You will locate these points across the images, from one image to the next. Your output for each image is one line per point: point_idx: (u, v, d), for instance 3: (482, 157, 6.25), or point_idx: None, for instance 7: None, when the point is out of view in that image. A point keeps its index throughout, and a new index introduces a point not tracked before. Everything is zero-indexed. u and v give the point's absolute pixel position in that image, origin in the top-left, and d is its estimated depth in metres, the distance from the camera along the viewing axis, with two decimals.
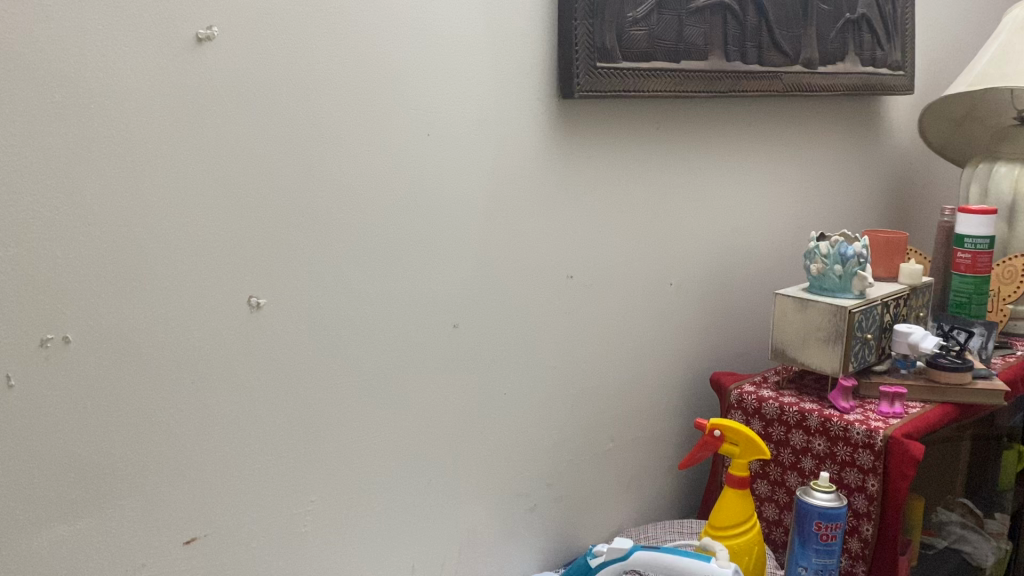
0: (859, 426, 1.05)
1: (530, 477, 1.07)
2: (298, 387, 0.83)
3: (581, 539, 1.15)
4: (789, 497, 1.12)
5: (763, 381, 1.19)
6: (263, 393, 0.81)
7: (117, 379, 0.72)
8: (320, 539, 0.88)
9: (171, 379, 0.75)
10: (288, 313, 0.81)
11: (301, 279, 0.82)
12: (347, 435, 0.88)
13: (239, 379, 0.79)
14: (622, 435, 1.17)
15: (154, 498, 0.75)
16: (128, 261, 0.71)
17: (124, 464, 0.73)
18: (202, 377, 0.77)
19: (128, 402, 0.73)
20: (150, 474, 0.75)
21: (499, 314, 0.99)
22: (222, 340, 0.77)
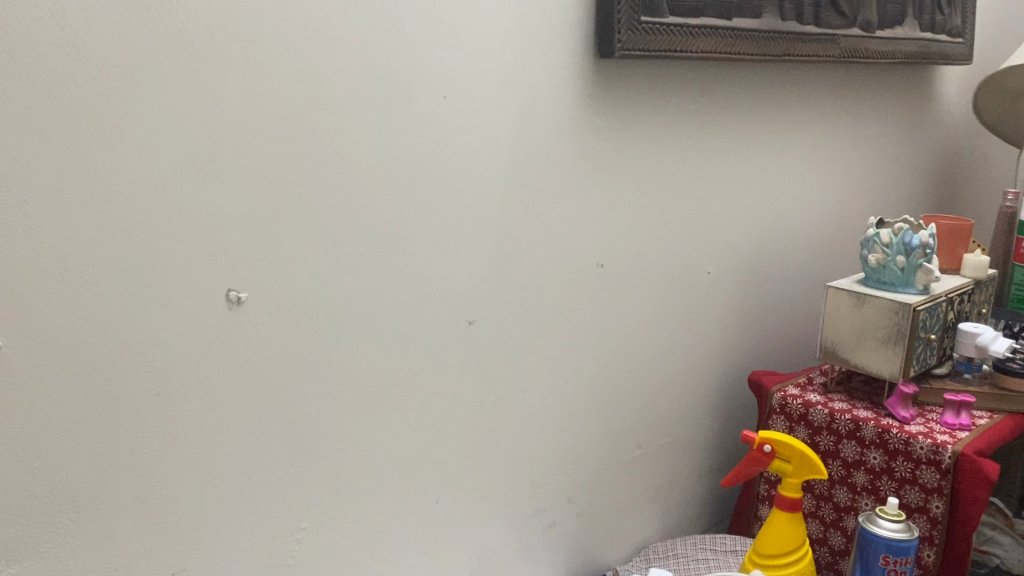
0: (923, 439, 0.92)
1: (550, 491, 0.95)
2: (288, 394, 0.70)
3: (602, 556, 1.03)
4: (837, 515, 1.00)
5: (808, 383, 1.07)
6: (245, 404, 0.68)
7: (61, 393, 0.59)
8: (314, 571, 0.75)
9: (131, 390, 0.62)
10: (275, 308, 0.68)
11: (292, 266, 0.69)
12: (344, 450, 0.75)
13: (216, 388, 0.66)
14: (650, 441, 1.05)
15: (111, 531, 0.63)
16: (69, 250, 0.58)
17: (73, 492, 0.61)
18: (171, 388, 0.64)
19: (77, 417, 0.60)
20: (106, 506, 0.62)
21: (519, 308, 0.86)
22: (195, 342, 0.65)
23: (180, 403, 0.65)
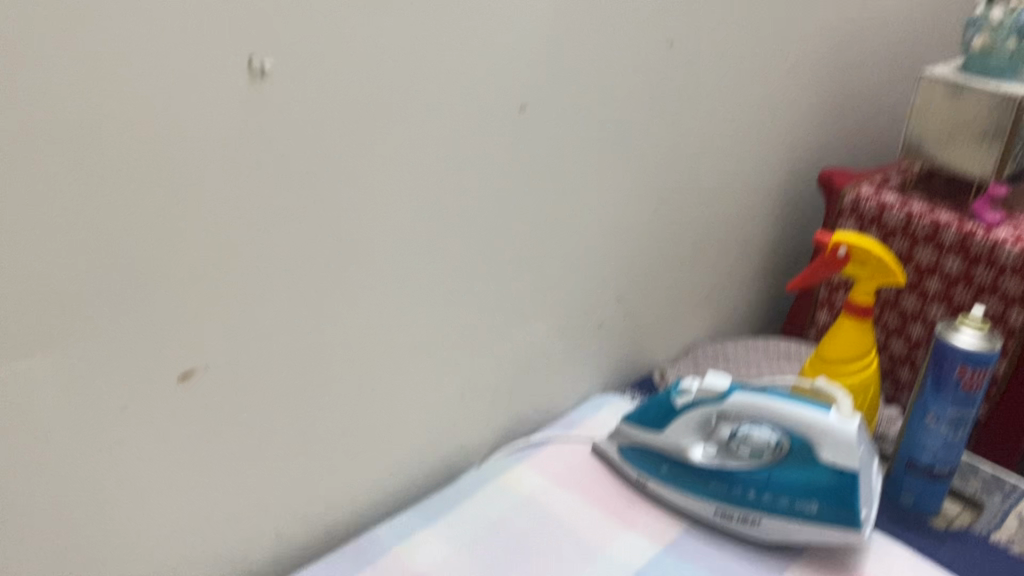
0: (1011, 244, 0.84)
1: (600, 289, 0.90)
2: (333, 192, 0.62)
3: (646, 356, 1.00)
4: (901, 323, 0.95)
5: (883, 182, 0.98)
6: (290, 202, 0.59)
7: (76, 194, 0.48)
8: (359, 375, 0.71)
9: (162, 189, 0.52)
10: (320, 90, 0.58)
11: (327, 35, 0.56)
12: (395, 251, 0.68)
13: (258, 185, 0.57)
14: (707, 241, 0.99)
15: (148, 349, 0.55)
16: (40, 11, 0.44)
17: (101, 307, 0.52)
18: (195, 186, 0.53)
19: (98, 222, 0.50)
20: (138, 324, 0.54)
21: (580, 90, 0.77)
22: (219, 131, 0.53)
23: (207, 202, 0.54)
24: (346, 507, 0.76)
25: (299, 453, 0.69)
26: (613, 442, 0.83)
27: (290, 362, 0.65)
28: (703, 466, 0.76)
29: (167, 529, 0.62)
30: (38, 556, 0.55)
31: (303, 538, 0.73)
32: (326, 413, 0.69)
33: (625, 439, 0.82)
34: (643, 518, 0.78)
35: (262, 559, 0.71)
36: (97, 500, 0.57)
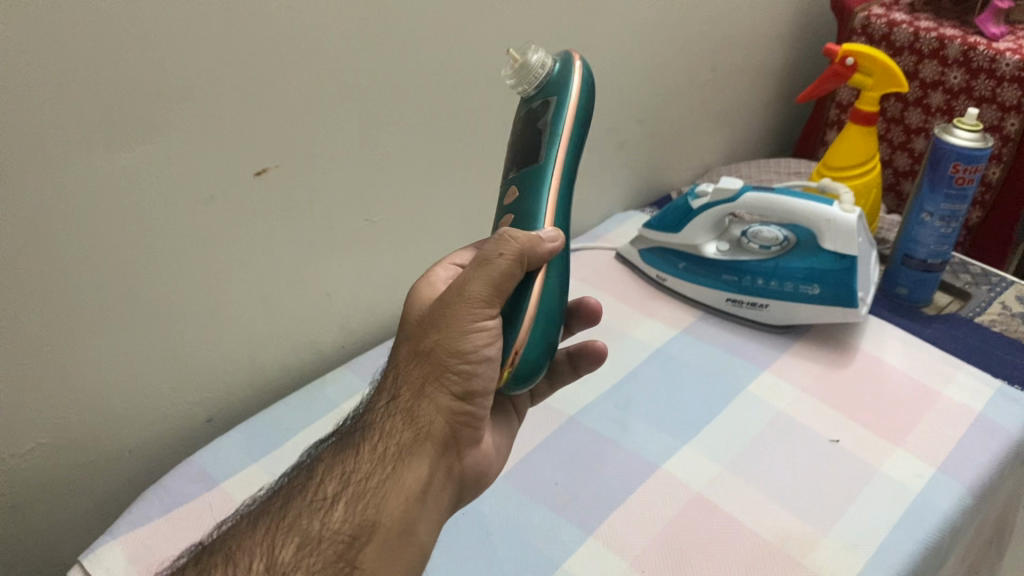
0: (1010, 55, 0.89)
1: (624, 111, 0.96)
2: (372, 24, 0.69)
3: (668, 176, 1.08)
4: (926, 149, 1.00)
5: (894, 4, 1.04)
6: (332, 33, 0.67)
7: (144, 35, 0.56)
8: (399, 184, 0.79)
9: (221, 27, 0.60)
10: None
11: None
12: (430, 72, 0.75)
13: (301, 19, 0.64)
14: (724, 63, 1.04)
15: (213, 163, 0.65)
16: None
17: (181, 128, 0.61)
18: (250, 27, 0.62)
19: (171, 60, 0.59)
20: (205, 142, 0.63)
21: None
22: None
23: None
24: (395, 295, 0.86)
25: (356, 249, 0.79)
26: (635, 247, 0.92)
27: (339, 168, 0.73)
28: (715, 260, 0.86)
29: (248, 295, 0.73)
30: (132, 324, 0.66)
31: (357, 322, 0.85)
32: (372, 214, 0.79)
33: (647, 245, 0.91)
34: (661, 309, 0.87)
35: (326, 335, 0.82)
36: (176, 280, 0.67)
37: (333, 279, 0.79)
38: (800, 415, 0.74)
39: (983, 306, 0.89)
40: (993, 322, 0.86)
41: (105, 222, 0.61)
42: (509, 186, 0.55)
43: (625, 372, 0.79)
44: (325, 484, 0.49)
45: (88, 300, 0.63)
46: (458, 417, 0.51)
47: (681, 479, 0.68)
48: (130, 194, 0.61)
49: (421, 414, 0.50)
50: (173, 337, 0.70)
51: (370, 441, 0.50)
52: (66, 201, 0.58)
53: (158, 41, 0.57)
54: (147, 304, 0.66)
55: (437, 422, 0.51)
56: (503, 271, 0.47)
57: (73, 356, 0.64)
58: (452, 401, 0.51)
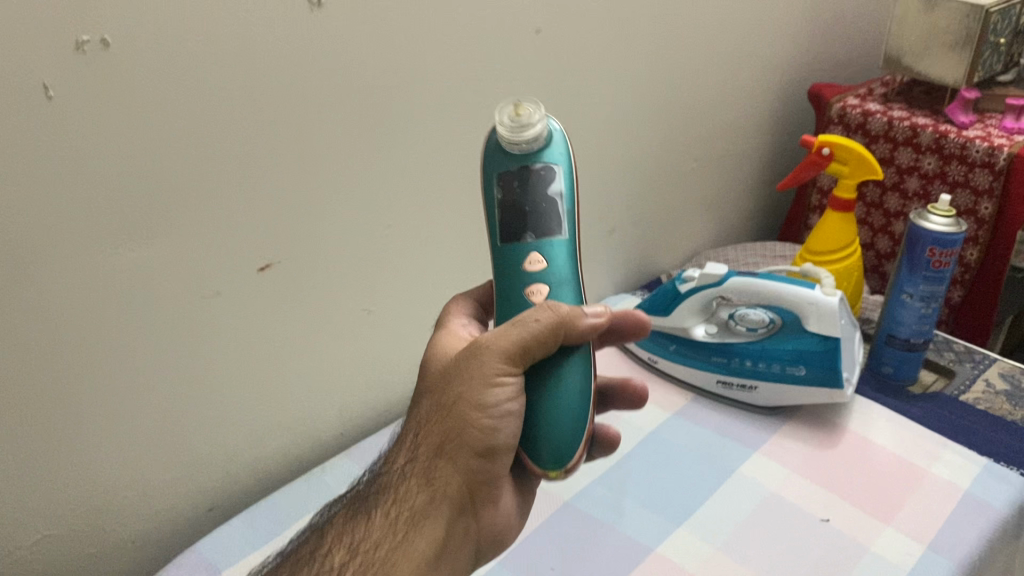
0: (979, 142, 0.94)
1: (613, 199, 1.00)
2: (370, 125, 0.73)
3: (658, 260, 1.11)
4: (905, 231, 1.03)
5: (868, 94, 1.09)
6: (332, 135, 0.71)
7: (152, 140, 0.61)
8: (396, 273, 0.82)
9: (227, 132, 0.64)
10: (352, 42, 0.68)
11: (358, 14, 0.68)
12: (425, 168, 0.79)
13: (303, 124, 0.68)
14: (707, 152, 1.09)
15: (217, 258, 0.68)
16: (124, 21, 0.56)
17: (186, 225, 0.65)
18: (253, 131, 0.66)
19: (178, 162, 0.62)
20: (210, 238, 0.67)
21: (585, 33, 0.86)
22: (265, 85, 0.65)
23: (265, 97, 0.65)
24: (394, 382, 0.88)
25: (356, 337, 0.82)
26: None
27: (340, 261, 0.76)
28: (704, 342, 0.88)
29: (249, 385, 0.75)
30: (137, 413, 0.69)
31: (357, 409, 0.86)
32: (371, 304, 0.81)
33: None
34: (653, 392, 0.89)
35: (325, 423, 0.84)
36: (180, 370, 0.70)
37: (332, 368, 0.81)
38: (791, 495, 0.75)
39: (967, 383, 0.91)
40: (978, 400, 0.88)
41: (112, 316, 0.64)
42: (527, 253, 0.52)
43: (618, 455, 0.81)
44: (335, 549, 0.52)
45: (95, 391, 0.65)
46: (476, 474, 0.52)
47: (675, 560, 0.69)
48: (137, 290, 0.64)
49: (438, 475, 0.52)
50: (175, 426, 0.72)
51: (384, 504, 0.53)
52: (76, 299, 0.61)
53: (165, 148, 0.61)
54: (151, 394, 0.69)
55: (454, 481, 0.52)
56: (535, 334, 0.48)
57: (77, 445, 0.66)
58: (471, 460, 0.51)
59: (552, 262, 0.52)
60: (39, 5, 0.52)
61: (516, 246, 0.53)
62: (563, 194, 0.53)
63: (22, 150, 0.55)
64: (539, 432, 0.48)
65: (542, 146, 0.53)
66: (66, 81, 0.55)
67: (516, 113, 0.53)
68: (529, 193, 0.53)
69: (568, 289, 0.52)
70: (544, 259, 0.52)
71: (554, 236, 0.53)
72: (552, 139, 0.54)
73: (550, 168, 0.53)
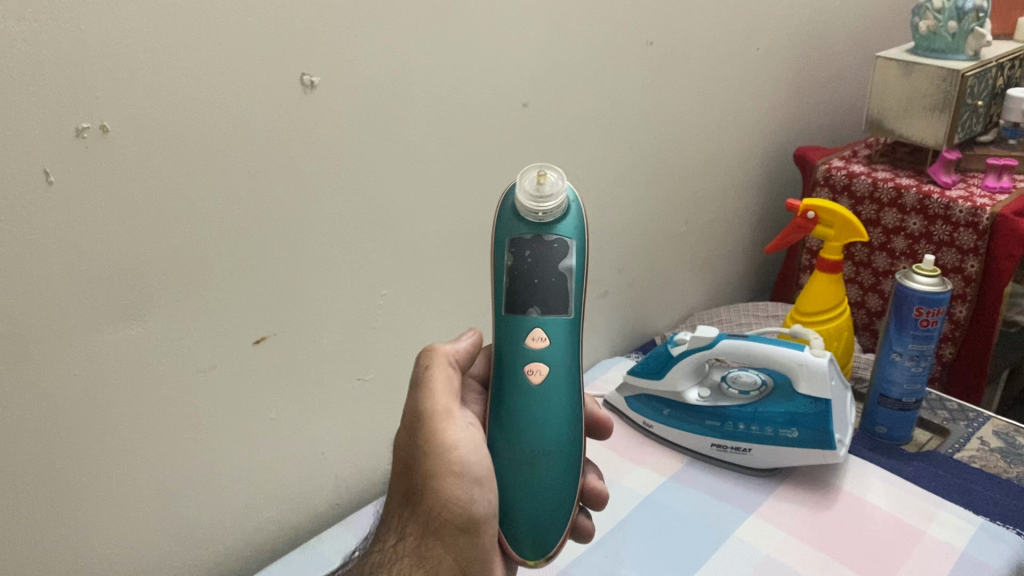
0: (963, 202, 0.96)
1: (605, 263, 1.01)
2: (361, 200, 0.75)
3: (653, 322, 1.12)
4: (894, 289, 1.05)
5: (852, 156, 1.11)
6: (325, 209, 0.72)
7: (148, 219, 0.62)
8: (389, 342, 0.83)
9: (221, 210, 0.66)
10: (343, 122, 0.71)
11: (348, 94, 0.70)
12: (416, 239, 0.81)
13: (295, 200, 0.70)
14: (696, 215, 1.11)
15: (211, 332, 0.69)
16: (121, 108, 0.58)
17: (181, 300, 0.66)
18: (247, 208, 0.67)
19: (173, 241, 0.64)
20: (204, 313, 0.68)
21: (571, 104, 0.89)
22: (258, 165, 0.67)
23: (259, 177, 0.67)
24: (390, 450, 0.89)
25: (349, 406, 0.82)
26: (620, 394, 0.95)
27: (333, 332, 0.78)
28: (698, 405, 0.88)
29: (245, 457, 0.76)
30: (131, 487, 0.69)
31: (353, 477, 0.86)
32: (365, 373, 0.82)
33: (631, 391, 0.94)
34: (648, 455, 0.90)
35: (321, 494, 0.84)
36: (175, 443, 0.70)
37: (327, 438, 0.82)
38: (787, 558, 0.75)
39: (962, 441, 0.91)
40: (973, 458, 0.88)
41: (106, 392, 0.65)
42: (530, 329, 0.54)
43: (614, 521, 0.81)
44: None
45: (90, 467, 0.66)
46: (466, 553, 0.52)
47: None
48: (131, 366, 0.65)
49: (430, 556, 0.53)
50: (170, 499, 0.72)
51: None
52: (70, 375, 0.62)
53: (160, 227, 0.63)
54: (146, 469, 0.69)
55: (446, 560, 0.53)
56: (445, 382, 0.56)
57: (70, 519, 0.66)
58: (458, 536, 0.52)
59: (554, 339, 0.53)
60: (39, 97, 0.55)
61: (520, 319, 0.54)
62: (574, 270, 0.55)
63: (20, 232, 0.56)
64: (518, 509, 0.50)
65: (557, 219, 0.55)
66: (64, 166, 0.57)
67: (539, 180, 0.55)
68: (541, 265, 0.54)
69: (568, 366, 0.54)
70: (548, 337, 0.53)
71: (559, 313, 0.54)
72: (569, 212, 0.56)
73: (564, 243, 0.55)
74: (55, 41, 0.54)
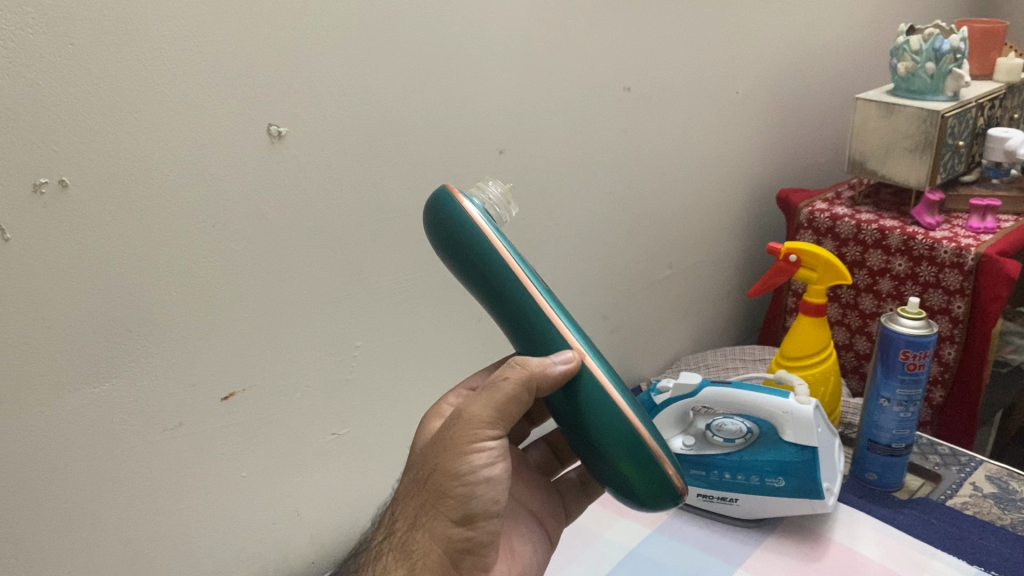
0: (947, 243, 0.95)
1: (587, 309, 1.00)
2: (334, 252, 0.74)
3: (639, 368, 1.11)
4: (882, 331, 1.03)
5: (835, 198, 1.11)
6: (295, 262, 0.71)
7: (107, 276, 0.61)
8: (365, 394, 0.81)
9: (186, 264, 0.64)
10: (312, 172, 0.70)
11: (319, 145, 0.69)
12: (392, 289, 0.80)
13: (264, 252, 0.69)
14: (680, 259, 1.10)
15: (176, 389, 0.67)
16: (78, 163, 0.57)
17: (145, 356, 0.65)
18: (213, 262, 0.66)
19: (134, 296, 0.62)
20: (167, 369, 0.66)
21: (548, 151, 0.88)
22: (223, 217, 0.65)
23: (226, 231, 0.66)
24: (368, 505, 0.86)
25: (324, 461, 0.80)
26: None
27: (306, 385, 0.76)
28: (684, 455, 0.85)
29: (216, 518, 0.74)
30: (92, 550, 0.67)
31: (328, 534, 0.84)
32: (340, 426, 0.80)
33: None
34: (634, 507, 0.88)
35: (297, 554, 0.82)
36: (138, 505, 0.68)
37: (301, 496, 0.80)
38: None
39: (953, 488, 0.89)
40: (966, 505, 0.86)
41: (65, 454, 0.62)
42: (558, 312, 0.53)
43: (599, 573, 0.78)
44: None
45: (48, 531, 0.64)
46: (458, 546, 0.51)
47: None
48: (92, 425, 0.63)
49: (417, 547, 0.51)
50: (135, 562, 0.70)
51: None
52: (25, 436, 0.60)
53: (122, 282, 0.62)
54: (111, 532, 0.67)
55: (435, 553, 0.51)
56: (508, 398, 0.49)
57: None
58: (449, 529, 0.50)
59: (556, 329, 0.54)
60: None
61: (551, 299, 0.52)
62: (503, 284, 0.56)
63: None
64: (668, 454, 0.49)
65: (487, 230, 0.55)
66: (22, 223, 0.56)
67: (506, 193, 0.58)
68: None
69: None
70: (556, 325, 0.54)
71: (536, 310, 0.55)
72: None
73: None
74: (13, 97, 0.53)
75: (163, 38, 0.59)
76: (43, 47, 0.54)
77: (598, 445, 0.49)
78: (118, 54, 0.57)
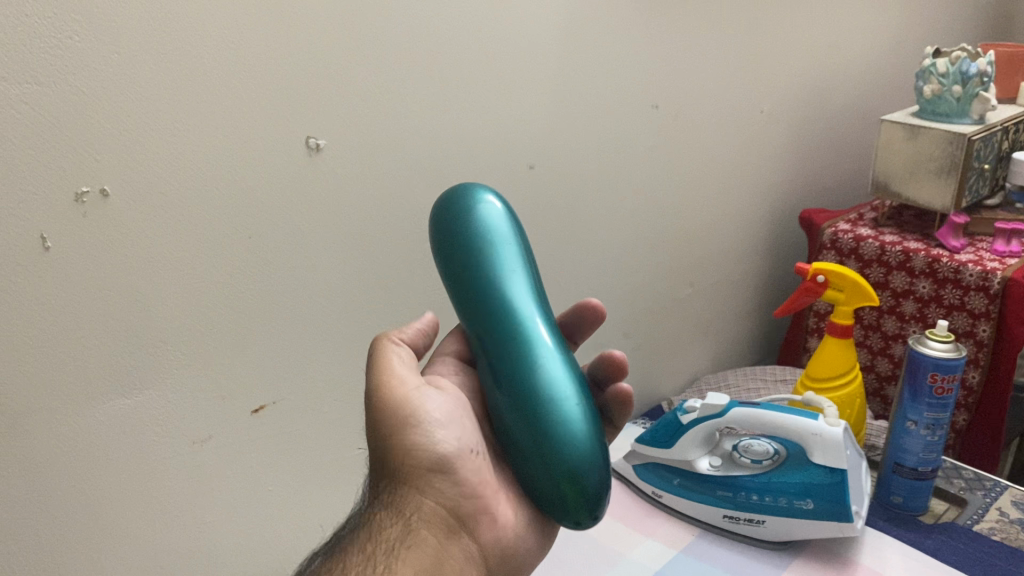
0: (973, 266, 0.95)
1: (611, 326, 0.99)
2: (366, 266, 0.73)
3: (659, 386, 1.10)
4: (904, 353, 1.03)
5: (858, 219, 1.11)
6: (327, 275, 0.71)
7: (144, 285, 0.60)
8: None
9: (221, 276, 0.64)
10: (347, 186, 0.69)
11: (356, 159, 0.69)
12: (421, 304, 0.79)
13: (298, 265, 0.68)
14: (702, 277, 1.09)
15: (207, 400, 0.66)
16: (120, 172, 0.57)
17: (178, 368, 0.64)
18: (248, 274, 0.66)
19: (169, 306, 0.62)
20: (200, 381, 0.66)
21: (576, 168, 0.88)
22: (259, 229, 0.65)
23: (261, 244, 0.65)
24: None
25: (348, 475, 0.80)
26: (629, 463, 0.92)
27: (334, 400, 0.75)
28: (710, 475, 0.86)
29: (241, 532, 0.73)
30: (118, 562, 0.66)
31: None
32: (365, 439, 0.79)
33: (640, 459, 0.91)
34: (658, 526, 0.87)
35: None
36: (166, 518, 0.67)
37: (325, 510, 0.79)
38: None
39: (980, 512, 0.89)
40: (993, 530, 0.86)
41: (95, 465, 0.62)
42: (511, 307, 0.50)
43: None
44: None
45: (74, 543, 0.63)
46: (448, 495, 0.48)
47: None
48: (123, 436, 0.63)
49: (406, 502, 0.48)
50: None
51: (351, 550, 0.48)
52: (58, 446, 0.59)
53: (158, 294, 0.61)
54: (138, 544, 0.67)
55: (426, 505, 0.48)
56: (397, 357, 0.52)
57: None
58: (432, 478, 0.48)
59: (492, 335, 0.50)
60: (35, 161, 0.53)
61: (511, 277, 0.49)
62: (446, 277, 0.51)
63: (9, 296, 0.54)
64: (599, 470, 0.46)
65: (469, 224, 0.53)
66: (62, 231, 0.55)
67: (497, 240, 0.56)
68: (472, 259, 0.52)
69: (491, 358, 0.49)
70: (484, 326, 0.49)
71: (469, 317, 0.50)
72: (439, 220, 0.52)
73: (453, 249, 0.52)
74: (59, 106, 0.53)
75: (206, 50, 0.58)
76: (87, 57, 0.53)
77: (549, 426, 0.44)
78: (162, 65, 0.57)
